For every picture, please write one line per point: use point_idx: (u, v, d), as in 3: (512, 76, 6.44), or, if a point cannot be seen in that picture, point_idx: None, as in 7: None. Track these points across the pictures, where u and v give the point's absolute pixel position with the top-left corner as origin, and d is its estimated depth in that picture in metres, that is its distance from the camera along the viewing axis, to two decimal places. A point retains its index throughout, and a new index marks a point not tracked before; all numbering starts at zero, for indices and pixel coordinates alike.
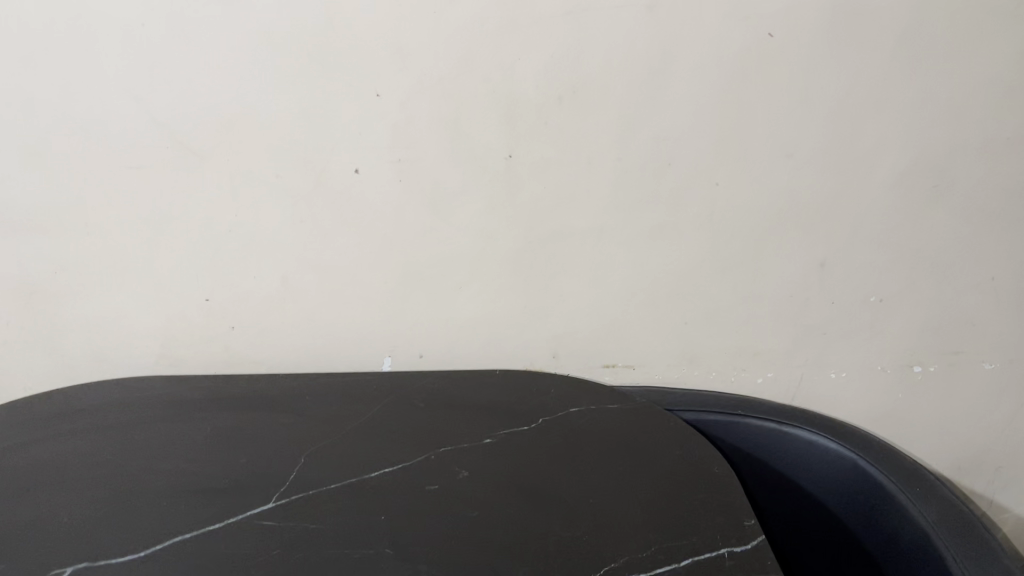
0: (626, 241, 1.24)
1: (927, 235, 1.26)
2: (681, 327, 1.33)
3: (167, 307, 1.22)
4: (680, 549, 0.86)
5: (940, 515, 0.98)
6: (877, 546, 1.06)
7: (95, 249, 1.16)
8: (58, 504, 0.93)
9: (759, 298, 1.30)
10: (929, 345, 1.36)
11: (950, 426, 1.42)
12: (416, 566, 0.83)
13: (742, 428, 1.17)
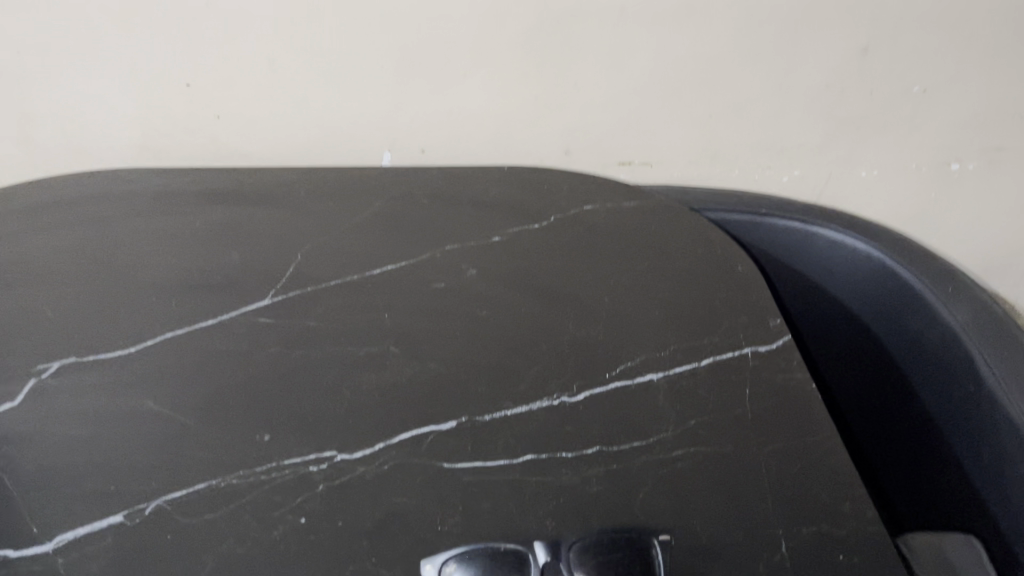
0: (649, 23, 1.10)
1: (986, 15, 1.13)
2: (706, 121, 1.22)
3: (143, 93, 1.12)
4: (699, 348, 0.81)
5: (972, 315, 0.92)
6: (902, 346, 1.02)
7: (56, 26, 1.04)
8: (42, 297, 0.87)
9: (793, 90, 1.19)
10: (971, 140, 1.26)
11: (982, 224, 1.36)
12: (423, 363, 0.79)
13: (766, 228, 1.09)
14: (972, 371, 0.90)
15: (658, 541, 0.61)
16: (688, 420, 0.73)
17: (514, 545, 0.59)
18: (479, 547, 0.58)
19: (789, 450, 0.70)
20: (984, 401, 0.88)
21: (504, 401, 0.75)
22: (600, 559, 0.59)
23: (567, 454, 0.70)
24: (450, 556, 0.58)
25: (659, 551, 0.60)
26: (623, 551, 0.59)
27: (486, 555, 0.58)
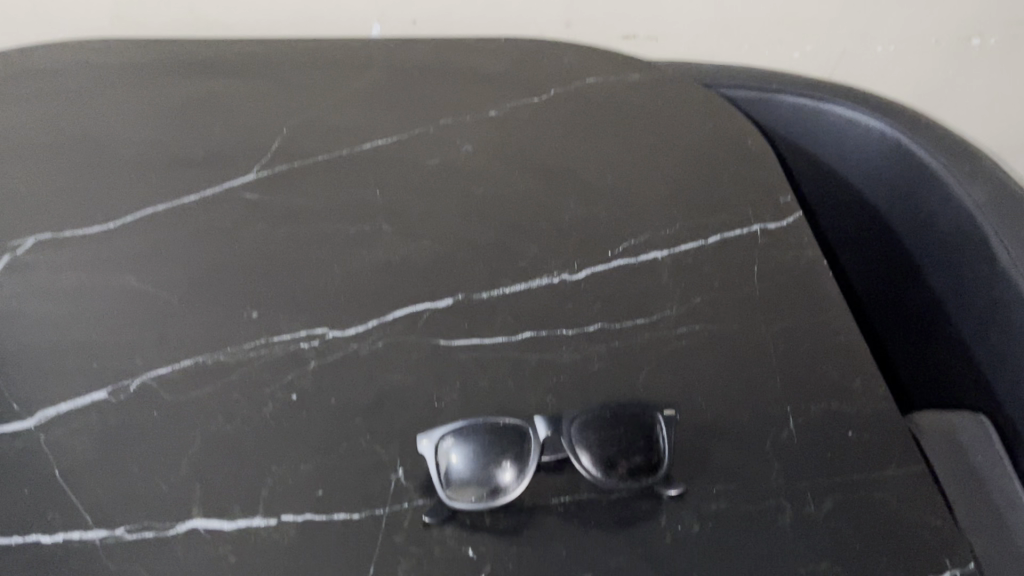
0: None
1: None
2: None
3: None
4: (705, 226, 0.77)
5: (990, 196, 0.88)
6: (913, 230, 0.98)
7: None
8: (12, 171, 0.82)
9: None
10: (996, 13, 1.19)
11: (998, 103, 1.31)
12: (417, 240, 0.76)
13: (779, 106, 1.04)
14: (986, 252, 0.86)
15: (663, 416, 0.57)
16: (694, 297, 0.70)
17: (514, 419, 0.57)
18: (480, 423, 0.56)
19: (798, 328, 0.67)
20: (997, 281, 0.85)
21: (502, 279, 0.72)
22: (603, 435, 0.56)
23: (567, 331, 0.67)
24: (449, 431, 0.56)
25: (664, 428, 0.56)
26: (627, 427, 0.57)
27: (486, 430, 0.56)
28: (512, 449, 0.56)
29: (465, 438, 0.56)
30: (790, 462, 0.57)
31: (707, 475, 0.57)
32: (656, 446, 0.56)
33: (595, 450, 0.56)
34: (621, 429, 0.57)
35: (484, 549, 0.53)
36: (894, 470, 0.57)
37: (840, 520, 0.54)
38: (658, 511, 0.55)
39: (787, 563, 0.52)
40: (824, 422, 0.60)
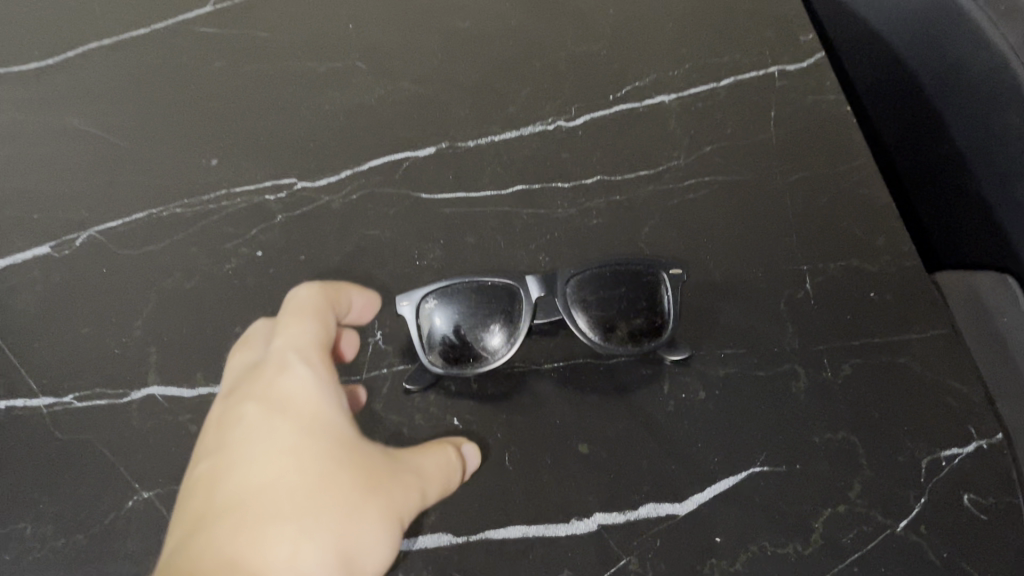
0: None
1: None
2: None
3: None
4: (719, 59, 0.68)
5: None
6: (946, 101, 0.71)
7: None
8: None
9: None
10: None
11: None
12: (396, 80, 0.67)
13: None
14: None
15: (669, 275, 0.50)
16: (703, 147, 0.62)
17: (503, 277, 0.51)
18: (466, 281, 0.51)
19: (820, 178, 0.60)
20: None
21: (490, 125, 0.64)
22: (603, 298, 0.51)
23: (562, 185, 0.60)
24: (430, 290, 0.50)
25: (669, 288, 0.50)
26: (629, 286, 0.51)
27: (471, 291, 0.51)
28: (499, 312, 0.51)
29: (447, 299, 0.50)
30: (805, 325, 0.52)
31: (714, 340, 0.52)
32: (662, 308, 0.51)
33: (593, 314, 0.51)
34: (622, 290, 0.51)
35: (470, 417, 0.49)
36: (921, 333, 0.52)
37: (858, 388, 0.49)
38: (660, 376, 0.50)
39: (799, 432, 0.48)
40: (844, 283, 0.54)
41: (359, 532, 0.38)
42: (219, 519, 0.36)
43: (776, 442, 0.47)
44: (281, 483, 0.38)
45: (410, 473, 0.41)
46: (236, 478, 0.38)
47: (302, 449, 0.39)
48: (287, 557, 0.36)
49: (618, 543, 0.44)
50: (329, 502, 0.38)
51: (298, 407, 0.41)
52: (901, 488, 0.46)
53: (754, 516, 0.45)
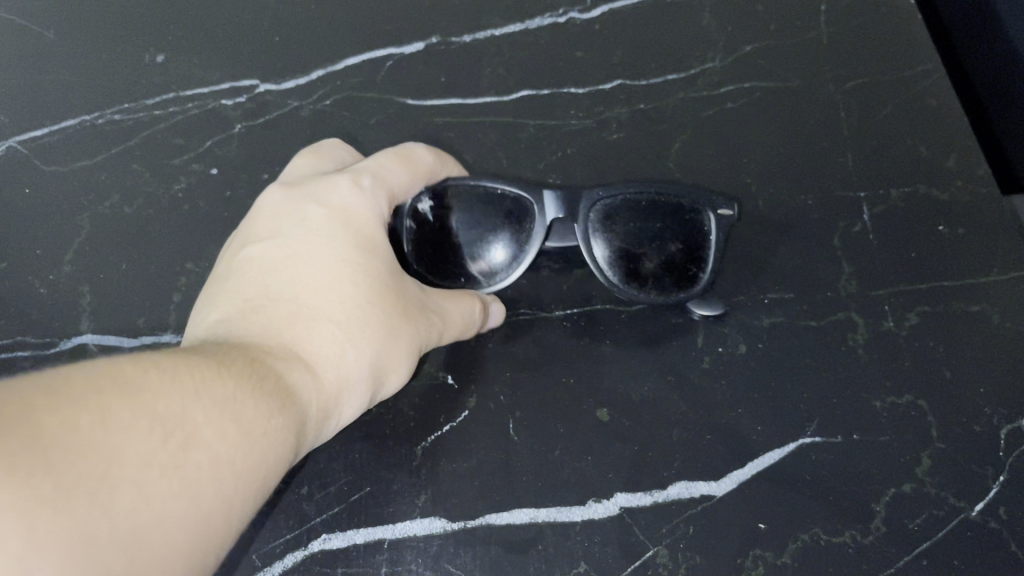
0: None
1: None
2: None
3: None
4: None
5: None
6: None
7: None
8: None
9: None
10: None
11: None
12: None
13: None
14: None
15: (716, 216, 0.42)
16: (743, 47, 0.53)
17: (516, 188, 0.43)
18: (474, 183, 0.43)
19: (881, 86, 0.51)
20: None
21: (488, 16, 0.54)
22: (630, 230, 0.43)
23: (575, 91, 0.51)
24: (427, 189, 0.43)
25: (712, 232, 0.42)
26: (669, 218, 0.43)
27: (479, 201, 0.43)
28: (503, 227, 0.43)
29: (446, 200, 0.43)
30: (864, 265, 0.44)
31: (755, 283, 0.44)
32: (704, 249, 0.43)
33: (613, 247, 0.43)
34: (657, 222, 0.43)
35: (468, 375, 0.41)
36: (1000, 274, 0.43)
37: (927, 343, 0.42)
38: (692, 327, 0.42)
39: (858, 396, 0.40)
40: (910, 214, 0.46)
41: (393, 353, 0.36)
42: (272, 305, 0.35)
43: (831, 407, 0.40)
44: (333, 286, 0.35)
45: (438, 312, 0.38)
46: (286, 269, 0.36)
47: (356, 257, 0.37)
48: (331, 360, 0.34)
49: (644, 530, 0.37)
50: (377, 319, 0.35)
51: (359, 217, 0.38)
52: (980, 464, 0.38)
53: (804, 496, 0.37)
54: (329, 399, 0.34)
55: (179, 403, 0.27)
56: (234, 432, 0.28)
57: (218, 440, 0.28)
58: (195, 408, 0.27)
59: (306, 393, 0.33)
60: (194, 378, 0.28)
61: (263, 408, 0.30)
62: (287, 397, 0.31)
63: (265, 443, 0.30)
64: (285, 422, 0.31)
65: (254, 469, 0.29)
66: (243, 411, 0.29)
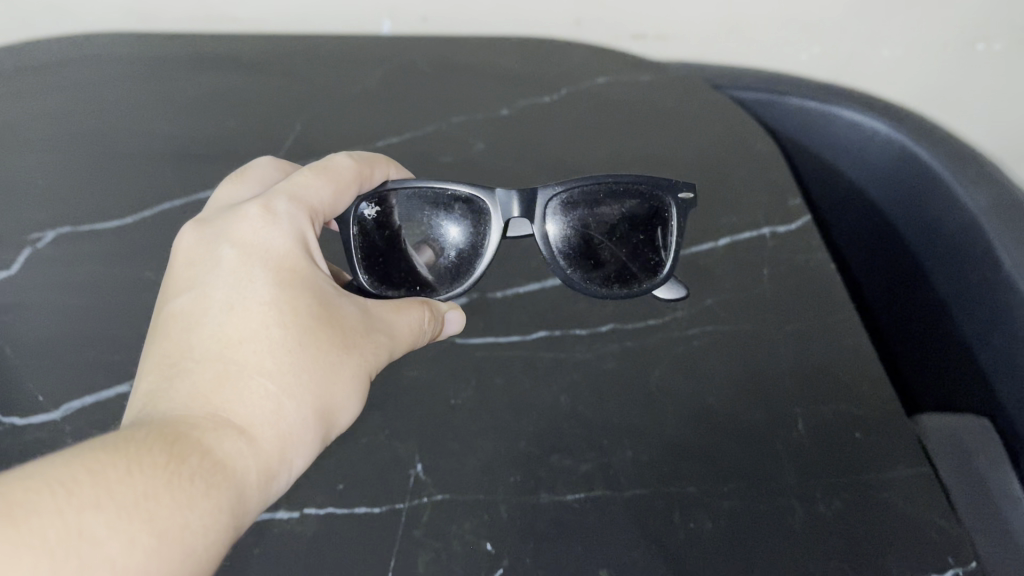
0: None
1: None
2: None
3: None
4: (717, 223, 0.78)
5: (982, 206, 0.82)
6: (915, 235, 0.93)
7: None
8: (40, 169, 0.84)
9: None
10: (1002, 18, 1.11)
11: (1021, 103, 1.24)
12: None
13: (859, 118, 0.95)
14: (967, 265, 0.84)
15: (670, 211, 0.69)
16: (705, 300, 0.71)
17: (465, 199, 0.69)
18: (422, 189, 0.68)
19: (812, 329, 0.68)
20: (976, 292, 0.83)
21: (514, 278, 0.74)
22: (598, 225, 0.70)
23: (580, 331, 0.68)
24: (374, 199, 0.67)
25: (676, 223, 0.69)
26: (625, 205, 0.69)
27: (439, 209, 0.69)
28: (462, 227, 0.69)
29: (394, 207, 0.68)
30: (801, 461, 0.58)
31: (717, 474, 0.58)
32: (659, 233, 0.70)
33: (571, 242, 0.69)
34: (609, 212, 0.70)
35: (501, 542, 0.54)
36: (903, 469, 0.58)
37: (849, 521, 0.55)
38: (671, 508, 0.56)
39: (797, 561, 0.53)
40: (835, 425, 0.61)
41: (330, 388, 0.54)
42: (206, 369, 0.52)
43: (775, 568, 0.53)
44: (261, 340, 0.53)
45: (381, 331, 0.59)
46: (217, 333, 0.53)
47: (279, 301, 0.55)
48: (270, 412, 0.51)
49: None
50: (301, 361, 0.53)
51: (276, 271, 0.56)
52: None
53: None
54: (269, 456, 0.50)
55: (76, 522, 0.40)
56: (144, 529, 0.41)
57: (123, 536, 0.41)
58: (94, 520, 0.40)
59: (238, 458, 0.48)
60: (106, 485, 0.42)
61: (179, 495, 0.44)
62: (209, 477, 0.46)
63: (189, 514, 0.43)
64: (205, 502, 0.45)
65: (176, 551, 0.42)
66: (157, 502, 0.43)
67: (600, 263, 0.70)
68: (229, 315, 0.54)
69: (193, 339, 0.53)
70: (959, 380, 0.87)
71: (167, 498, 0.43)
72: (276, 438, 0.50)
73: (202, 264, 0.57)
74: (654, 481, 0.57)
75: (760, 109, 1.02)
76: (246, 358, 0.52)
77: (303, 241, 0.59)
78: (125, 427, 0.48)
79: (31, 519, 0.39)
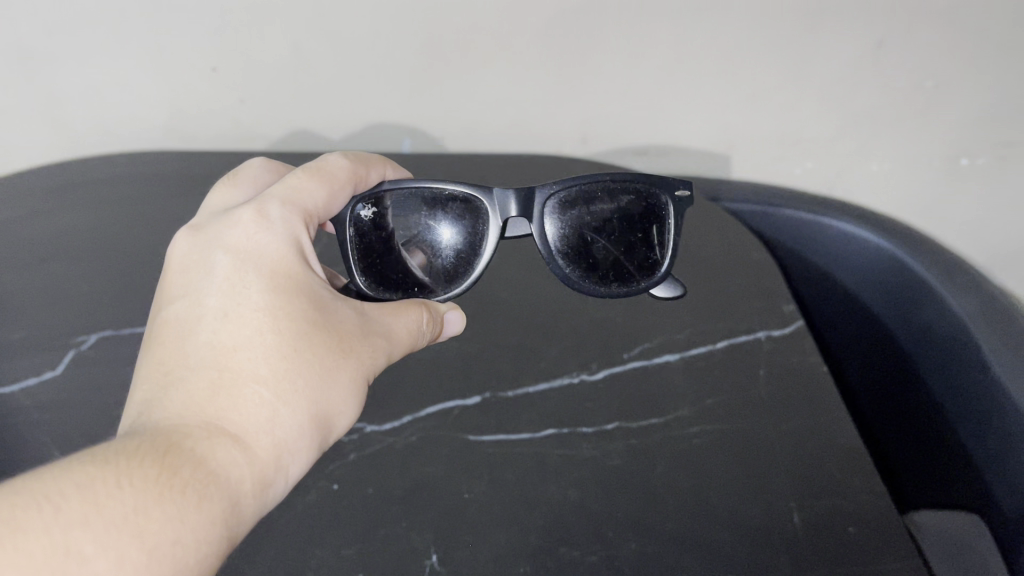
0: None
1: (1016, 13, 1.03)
2: (730, 67, 1.09)
3: (119, 33, 1.04)
4: (716, 327, 0.83)
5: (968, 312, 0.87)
6: (908, 339, 0.98)
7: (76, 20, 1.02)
8: (84, 279, 0.91)
9: (818, 39, 1.05)
10: (981, 135, 1.18)
11: (1005, 211, 1.30)
12: (449, 342, 0.83)
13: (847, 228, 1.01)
14: (958, 368, 0.88)
15: (663, 216, 0.86)
16: (705, 400, 0.75)
17: (456, 207, 0.84)
18: (420, 194, 0.83)
19: (806, 428, 0.71)
20: (967, 395, 0.87)
21: (525, 377, 0.78)
22: (591, 227, 0.86)
23: (588, 429, 0.72)
24: (374, 204, 0.82)
25: (670, 232, 0.86)
26: (618, 206, 0.85)
27: (436, 214, 0.84)
28: (456, 231, 0.85)
29: (392, 212, 0.83)
30: (797, 555, 0.61)
31: (717, 566, 0.61)
32: (649, 235, 0.87)
33: (573, 243, 0.85)
34: (602, 212, 0.86)
35: None
36: (893, 561, 0.61)
37: None
38: None
39: None
40: (829, 519, 0.64)
41: (324, 391, 0.63)
42: (205, 377, 0.61)
43: None
44: (257, 350, 0.62)
45: (375, 331, 0.69)
46: (214, 343, 0.63)
47: (272, 310, 0.65)
48: (266, 418, 0.60)
49: None
50: (294, 366, 0.62)
51: (269, 283, 0.66)
52: None
53: None
54: (266, 463, 0.59)
55: (65, 539, 0.46)
56: (136, 544, 0.48)
57: (117, 549, 0.47)
58: (82, 538, 0.47)
59: (234, 466, 0.56)
60: (99, 503, 0.49)
61: (170, 508, 0.51)
62: (202, 489, 0.54)
63: (185, 525, 0.51)
64: (199, 514, 0.52)
65: (170, 561, 0.49)
66: (151, 516, 0.50)
67: (597, 261, 0.86)
68: (229, 327, 0.64)
69: (194, 351, 0.63)
70: (957, 480, 0.89)
71: (157, 513, 0.50)
72: (270, 445, 0.59)
73: (201, 275, 0.67)
74: (657, 572, 0.60)
75: (755, 220, 1.08)
76: (243, 365, 0.62)
77: (295, 247, 0.70)
78: (128, 435, 0.56)
79: (23, 538, 0.45)
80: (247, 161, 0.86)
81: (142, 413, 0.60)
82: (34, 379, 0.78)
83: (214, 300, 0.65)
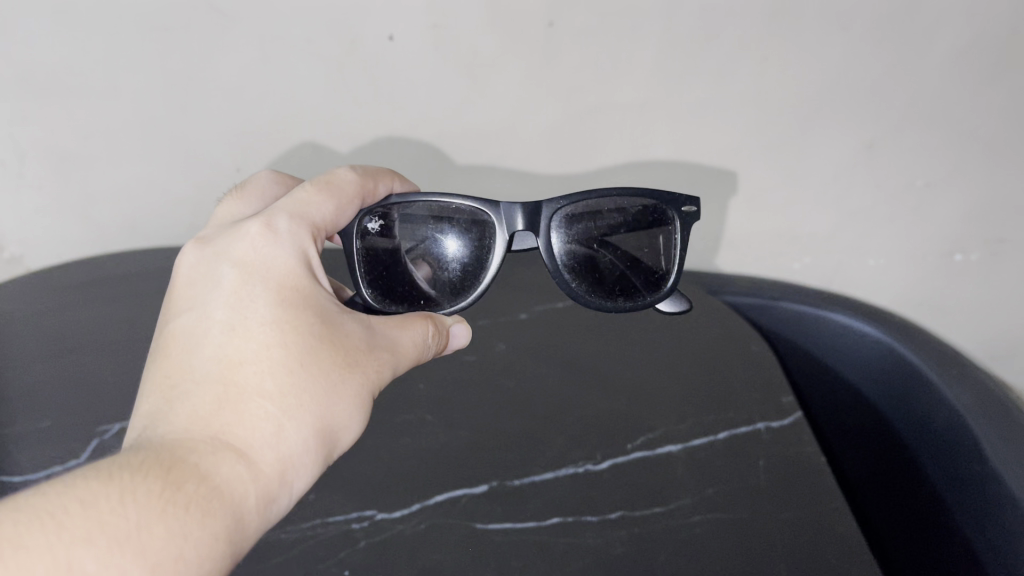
0: (654, 45, 0.99)
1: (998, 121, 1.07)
2: (726, 167, 1.15)
3: (153, 137, 1.11)
4: (716, 418, 0.86)
5: (965, 403, 0.90)
6: (907, 429, 1.00)
7: (115, 125, 1.09)
8: (110, 368, 0.95)
9: (810, 142, 1.11)
10: (972, 233, 1.22)
11: (1002, 304, 1.33)
12: (459, 431, 0.86)
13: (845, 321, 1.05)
14: (955, 460, 0.90)
15: (666, 231, 0.90)
16: (705, 489, 0.77)
17: (463, 224, 0.89)
18: (429, 210, 0.88)
19: (804, 518, 0.73)
20: (963, 487, 0.88)
21: (531, 465, 0.81)
22: (597, 241, 0.89)
23: (591, 518, 0.74)
24: (381, 218, 0.86)
25: (674, 245, 0.90)
26: (624, 219, 0.89)
27: (444, 229, 0.89)
28: (461, 245, 0.89)
29: (399, 226, 0.88)
30: None
31: None
32: (654, 248, 0.91)
33: (580, 256, 0.90)
34: (607, 225, 0.89)
35: None
36: None
37: None
38: None
39: None
40: None
41: (328, 405, 0.66)
42: (211, 391, 0.64)
43: None
44: (263, 364, 0.65)
45: (380, 341, 0.73)
46: (221, 357, 0.66)
47: (278, 324, 0.68)
48: (271, 432, 0.63)
49: None
50: (299, 379, 0.65)
51: (275, 297, 0.69)
52: None
53: None
54: (269, 477, 0.61)
55: (68, 557, 0.49)
56: (136, 560, 0.51)
57: (117, 564, 0.50)
58: (83, 555, 0.50)
59: (236, 481, 0.59)
60: (102, 521, 0.51)
61: (174, 525, 0.53)
62: (205, 505, 0.56)
63: (187, 542, 0.54)
64: (201, 531, 0.55)
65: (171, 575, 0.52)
66: (153, 532, 0.52)
67: (602, 274, 0.91)
68: (236, 339, 0.67)
69: (200, 364, 0.65)
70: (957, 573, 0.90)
71: (160, 530, 0.53)
72: (274, 460, 0.62)
73: (209, 288, 0.70)
74: None
75: (754, 311, 1.12)
76: (249, 379, 0.64)
77: (302, 259, 0.73)
78: (134, 448, 0.59)
79: (25, 554, 0.48)
80: (254, 174, 0.91)
81: (148, 426, 0.62)
82: (58, 464, 0.81)
83: (221, 313, 0.68)
